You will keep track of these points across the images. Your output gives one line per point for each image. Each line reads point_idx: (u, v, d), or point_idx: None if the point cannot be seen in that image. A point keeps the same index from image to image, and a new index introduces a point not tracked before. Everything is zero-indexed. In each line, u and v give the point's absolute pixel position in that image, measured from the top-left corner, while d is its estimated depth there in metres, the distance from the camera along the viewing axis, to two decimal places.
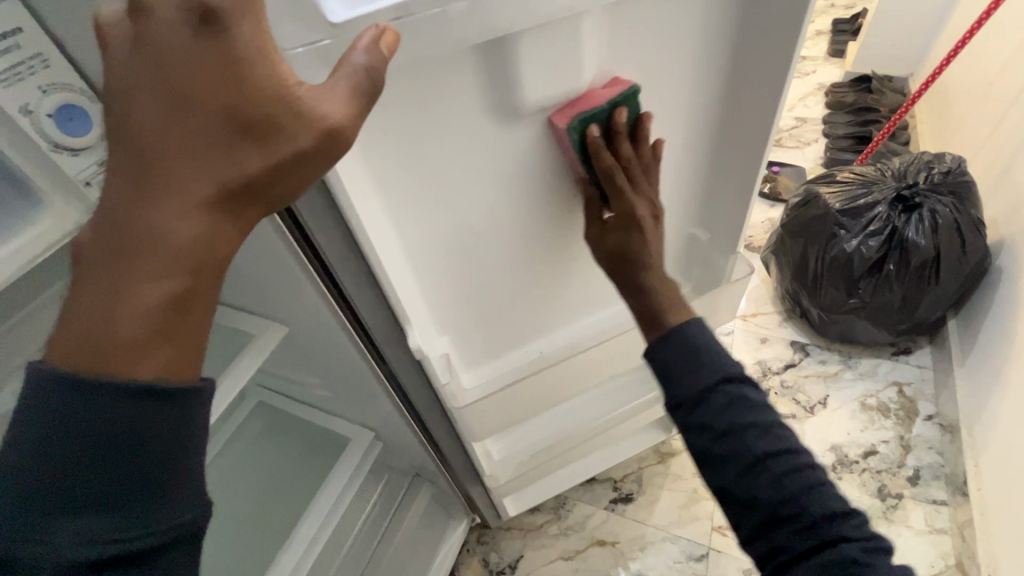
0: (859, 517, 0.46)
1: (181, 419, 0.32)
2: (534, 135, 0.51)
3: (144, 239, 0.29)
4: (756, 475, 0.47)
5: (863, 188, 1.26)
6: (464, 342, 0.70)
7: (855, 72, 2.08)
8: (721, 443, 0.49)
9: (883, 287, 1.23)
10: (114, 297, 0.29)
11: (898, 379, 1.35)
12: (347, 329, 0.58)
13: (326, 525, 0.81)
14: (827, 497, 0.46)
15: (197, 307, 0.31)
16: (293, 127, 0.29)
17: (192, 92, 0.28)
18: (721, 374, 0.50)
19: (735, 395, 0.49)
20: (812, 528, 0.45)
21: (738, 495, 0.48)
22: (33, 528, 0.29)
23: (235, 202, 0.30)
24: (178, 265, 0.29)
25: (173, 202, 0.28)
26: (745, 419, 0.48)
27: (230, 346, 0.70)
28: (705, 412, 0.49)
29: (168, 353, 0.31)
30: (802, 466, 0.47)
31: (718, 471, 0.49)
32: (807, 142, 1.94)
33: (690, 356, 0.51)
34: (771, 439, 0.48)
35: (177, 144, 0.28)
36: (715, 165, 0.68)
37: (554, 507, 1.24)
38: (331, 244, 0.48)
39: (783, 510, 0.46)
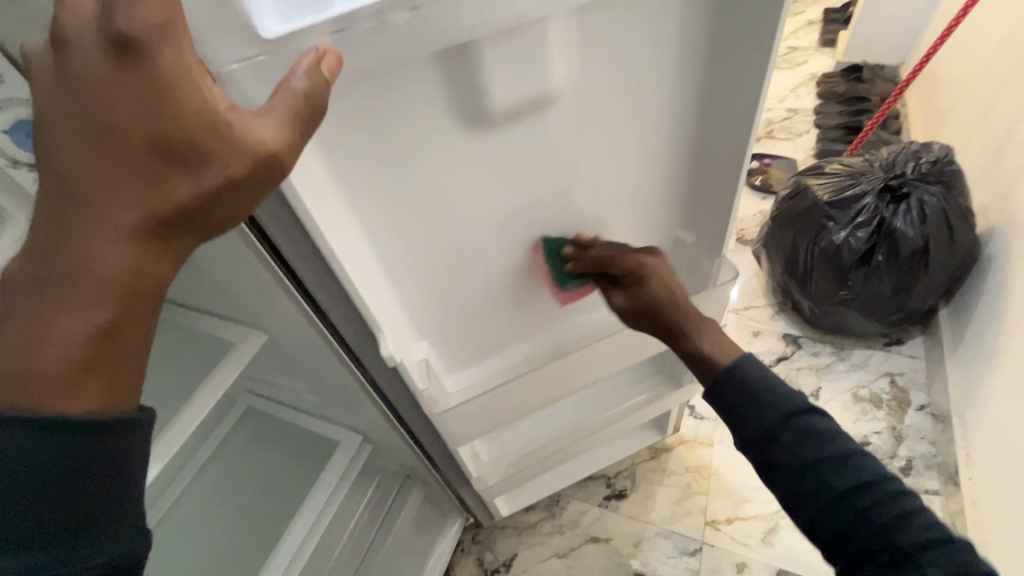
0: (959, 545, 0.45)
1: (112, 451, 0.33)
2: (497, 144, 0.51)
3: (75, 270, 0.30)
4: (836, 511, 0.48)
5: (851, 179, 1.25)
6: (443, 346, 0.70)
7: (847, 61, 2.06)
8: (796, 482, 0.50)
9: (871, 278, 1.23)
10: (45, 328, 0.30)
11: (891, 370, 1.35)
12: (323, 335, 0.58)
13: (314, 531, 0.80)
14: (913, 526, 0.46)
15: (128, 336, 0.32)
16: (220, 155, 0.29)
17: (116, 123, 0.28)
18: (785, 409, 0.51)
19: (803, 431, 0.50)
20: (899, 558, 0.46)
21: (821, 532, 0.49)
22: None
23: (164, 230, 0.31)
24: (109, 296, 0.30)
25: (100, 232, 0.29)
26: (815, 454, 0.49)
27: (211, 354, 0.70)
28: (776, 452, 0.51)
29: (102, 382, 0.32)
30: (884, 496, 0.47)
31: (797, 510, 0.51)
32: (798, 133, 1.94)
33: (755, 395, 0.53)
34: (849, 472, 0.48)
35: (104, 175, 0.29)
36: (697, 164, 0.67)
37: (548, 505, 1.24)
38: (295, 251, 0.48)
39: (867, 542, 0.47)
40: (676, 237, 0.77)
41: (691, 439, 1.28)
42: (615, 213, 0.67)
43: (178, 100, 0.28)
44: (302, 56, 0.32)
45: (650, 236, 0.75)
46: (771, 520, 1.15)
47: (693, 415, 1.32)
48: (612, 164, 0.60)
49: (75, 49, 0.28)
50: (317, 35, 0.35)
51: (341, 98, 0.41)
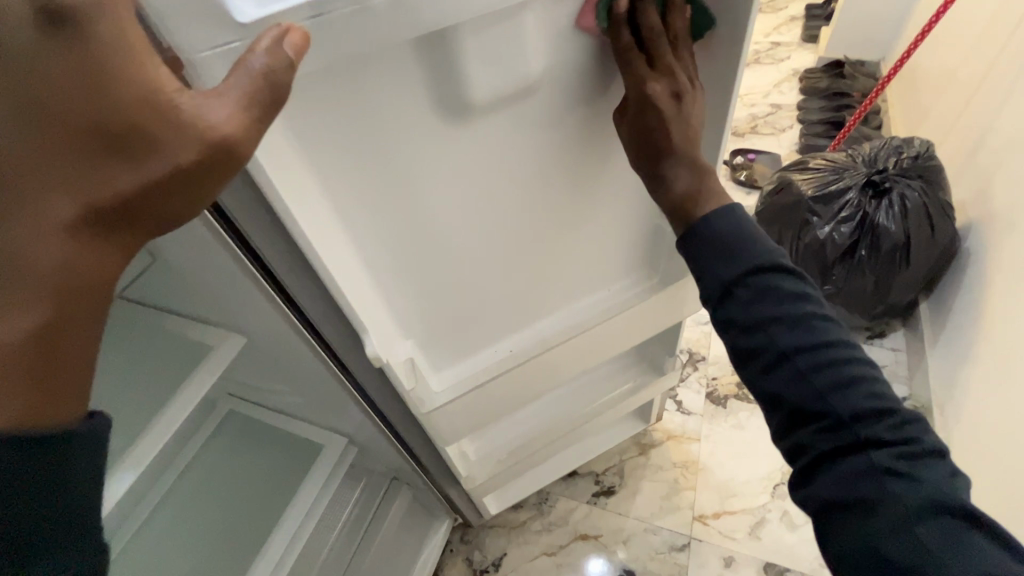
0: (899, 418, 0.45)
1: (60, 461, 0.32)
2: (480, 139, 0.49)
3: (10, 268, 0.28)
4: (782, 370, 0.47)
5: (834, 174, 1.27)
6: (429, 345, 0.69)
7: (829, 58, 2.08)
8: (746, 338, 0.49)
9: (855, 272, 1.24)
10: None
11: None
12: (304, 337, 0.56)
13: (298, 536, 0.78)
14: (858, 395, 0.45)
15: (73, 338, 0.30)
16: (167, 141, 0.28)
17: (50, 105, 0.26)
18: (749, 262, 0.48)
19: (766, 286, 0.48)
20: (838, 425, 0.45)
21: (763, 389, 0.49)
22: None
23: (108, 222, 0.29)
24: (46, 293, 0.28)
25: (35, 224, 0.27)
26: (771, 312, 0.47)
27: (185, 357, 0.68)
28: (729, 308, 0.49)
29: (42, 388, 0.30)
30: (832, 361, 0.46)
31: (744, 366, 0.50)
32: (782, 129, 1.95)
33: (723, 245, 0.50)
34: (800, 333, 0.47)
35: (35, 160, 0.26)
36: None
37: (537, 503, 1.24)
38: (274, 252, 0.47)
39: (808, 402, 0.46)
40: (662, 232, 0.76)
41: (678, 434, 1.29)
42: (599, 205, 0.66)
43: (119, 83, 0.27)
44: (266, 33, 0.30)
45: (630, 227, 0.73)
46: (758, 513, 1.16)
47: (680, 410, 1.32)
48: (595, 156, 0.59)
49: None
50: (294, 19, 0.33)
51: (320, 90, 0.39)
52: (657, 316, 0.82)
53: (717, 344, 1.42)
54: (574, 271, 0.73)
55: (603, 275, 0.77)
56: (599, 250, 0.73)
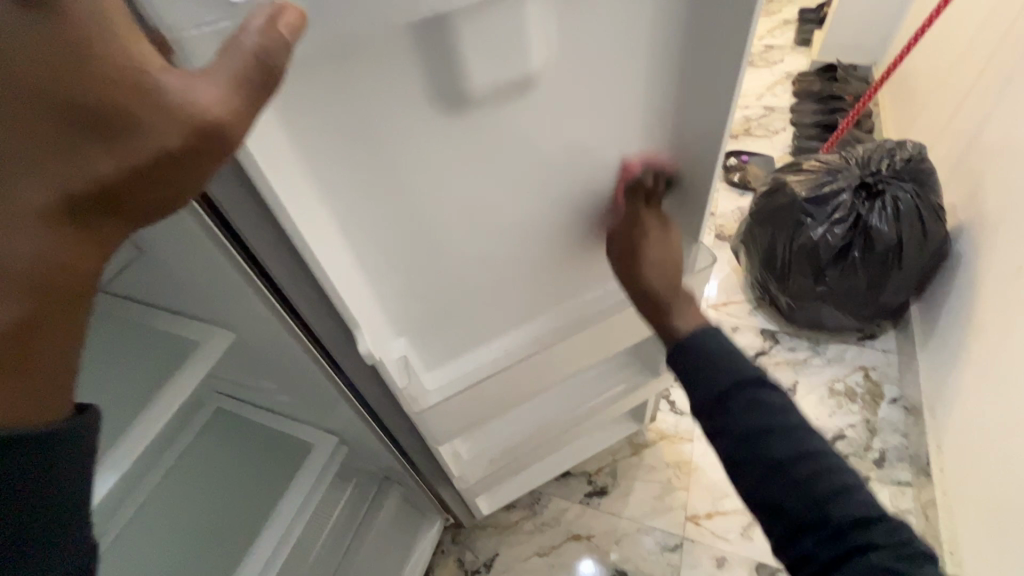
0: (891, 523, 0.46)
1: (45, 467, 0.31)
2: (478, 131, 0.48)
3: None
4: (779, 481, 0.48)
5: (827, 176, 1.27)
6: (422, 342, 0.68)
7: (821, 61, 2.09)
8: (740, 451, 0.50)
9: (847, 274, 1.24)
10: None
11: (864, 364, 1.37)
12: (294, 334, 0.55)
13: (287, 537, 0.77)
14: (851, 502, 0.46)
15: (53, 329, 0.29)
16: (150, 123, 0.27)
17: (28, 82, 0.25)
18: (737, 378, 0.51)
19: (752, 400, 0.50)
20: (837, 535, 0.46)
21: (760, 501, 0.49)
22: None
23: (88, 210, 0.28)
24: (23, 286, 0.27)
25: (11, 211, 0.26)
26: (761, 423, 0.49)
27: (174, 352, 0.66)
28: (721, 419, 0.51)
29: (21, 380, 0.29)
30: (824, 470, 0.47)
31: (739, 477, 0.51)
32: (775, 131, 1.96)
33: (709, 361, 0.53)
34: (792, 443, 0.48)
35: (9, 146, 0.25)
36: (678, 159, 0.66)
37: (530, 503, 1.23)
38: (263, 244, 0.46)
39: (805, 513, 0.47)
40: None
41: (671, 434, 1.29)
42: (597, 201, 0.65)
43: (100, 59, 0.26)
44: (257, 13, 0.30)
45: None
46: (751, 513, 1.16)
47: (673, 411, 1.32)
48: (592, 152, 0.59)
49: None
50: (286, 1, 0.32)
51: (312, 79, 0.38)
52: None
53: None
54: (573, 269, 0.73)
55: (599, 274, 0.77)
56: (596, 248, 0.72)
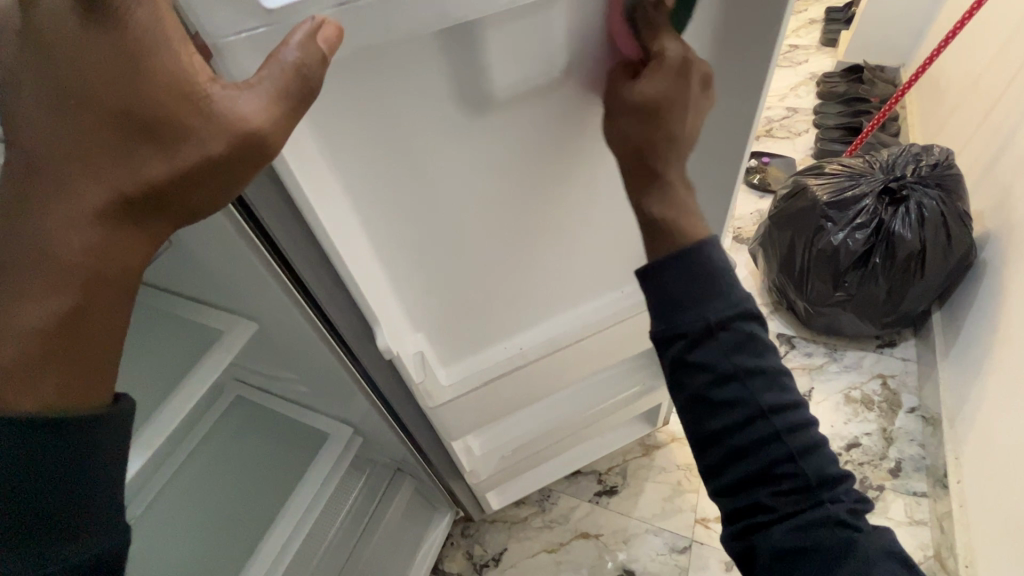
0: (845, 480, 0.48)
1: (86, 442, 0.33)
2: (500, 134, 0.49)
3: (39, 252, 0.29)
4: (755, 427, 0.46)
5: (850, 180, 1.25)
6: (439, 339, 0.69)
7: (847, 62, 2.06)
8: (722, 389, 0.47)
9: (867, 280, 1.23)
10: (7, 309, 0.29)
11: (883, 371, 1.35)
12: (315, 326, 0.56)
13: (303, 524, 0.79)
14: (819, 457, 0.47)
15: (98, 323, 0.31)
16: (188, 132, 0.28)
17: (88, 94, 0.27)
18: (736, 309, 0.47)
19: (745, 337, 0.47)
20: (803, 486, 0.46)
21: (731, 442, 0.47)
22: None
23: (137, 213, 0.30)
24: (77, 277, 0.30)
25: (69, 210, 0.29)
26: (751, 365, 0.46)
27: (201, 340, 0.69)
28: (710, 353, 0.46)
29: (63, 368, 0.31)
30: (798, 424, 0.47)
31: (712, 416, 0.48)
32: (797, 133, 1.93)
33: (705, 283, 0.47)
34: (775, 392, 0.47)
35: (72, 149, 0.28)
36: (698, 162, 0.66)
37: (539, 500, 1.24)
38: (291, 240, 0.47)
39: (776, 462, 0.46)
40: None
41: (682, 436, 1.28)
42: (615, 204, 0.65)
43: (150, 69, 0.27)
44: (300, 26, 0.30)
45: None
46: None
47: None
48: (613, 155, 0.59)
49: (42, 14, 0.27)
50: (320, 7, 0.33)
51: (344, 82, 0.39)
52: None
53: None
54: (590, 271, 0.73)
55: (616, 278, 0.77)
56: (613, 249, 0.72)
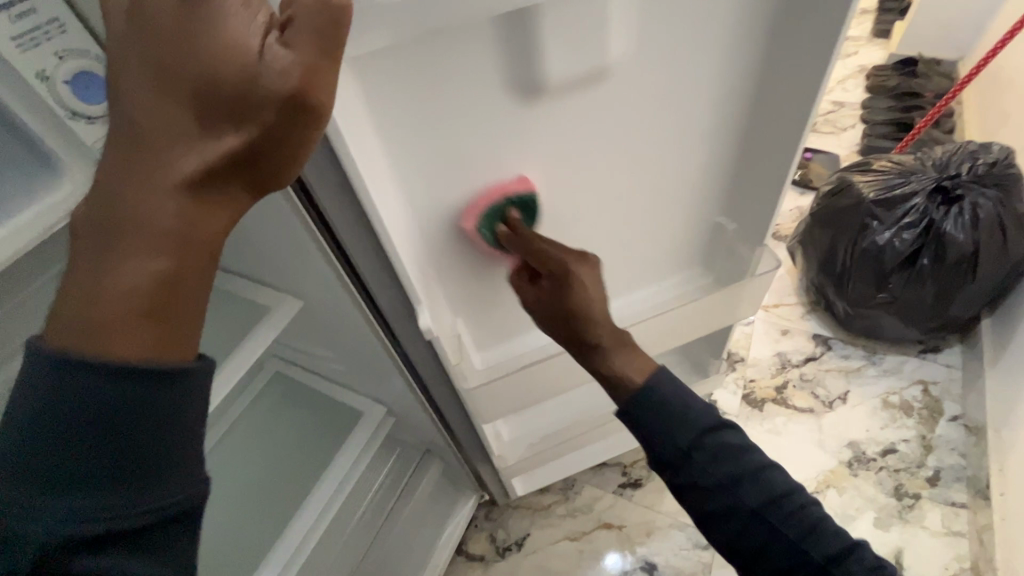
0: (858, 548, 0.49)
1: (172, 401, 0.32)
2: (548, 121, 0.50)
3: (132, 220, 0.29)
4: (755, 526, 0.49)
5: (899, 177, 1.21)
6: (475, 324, 0.70)
7: (900, 55, 1.97)
8: (715, 501, 0.50)
9: (914, 282, 1.18)
10: (101, 277, 0.29)
11: (924, 377, 1.31)
12: (359, 306, 0.58)
13: (336, 498, 0.82)
14: (823, 535, 0.49)
15: (183, 287, 0.31)
16: (266, 89, 0.28)
17: (181, 64, 0.29)
18: (700, 428, 0.50)
19: (716, 449, 0.50)
20: (813, 569, 0.48)
21: (741, 543, 0.50)
22: (34, 499, 0.29)
23: (220, 177, 0.30)
24: (169, 243, 0.29)
25: (161, 176, 0.29)
26: (733, 474, 0.50)
27: (248, 315, 0.71)
28: (690, 472, 0.50)
29: (155, 330, 0.30)
30: (798, 511, 0.49)
31: (717, 526, 0.51)
32: (842, 128, 1.87)
33: (666, 416, 0.51)
34: (765, 487, 0.49)
35: (167, 119, 0.29)
36: (745, 154, 0.65)
37: (563, 488, 1.25)
38: (343, 221, 0.49)
39: (785, 553, 0.49)
40: (720, 230, 0.74)
41: None
42: (655, 194, 0.65)
43: (237, 33, 0.28)
44: None
45: (689, 223, 0.72)
46: None
47: None
48: (658, 145, 0.59)
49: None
50: None
51: (401, 66, 0.40)
52: (711, 312, 0.78)
53: (758, 346, 1.39)
54: (625, 261, 0.73)
55: (653, 271, 0.77)
56: (649, 241, 0.72)
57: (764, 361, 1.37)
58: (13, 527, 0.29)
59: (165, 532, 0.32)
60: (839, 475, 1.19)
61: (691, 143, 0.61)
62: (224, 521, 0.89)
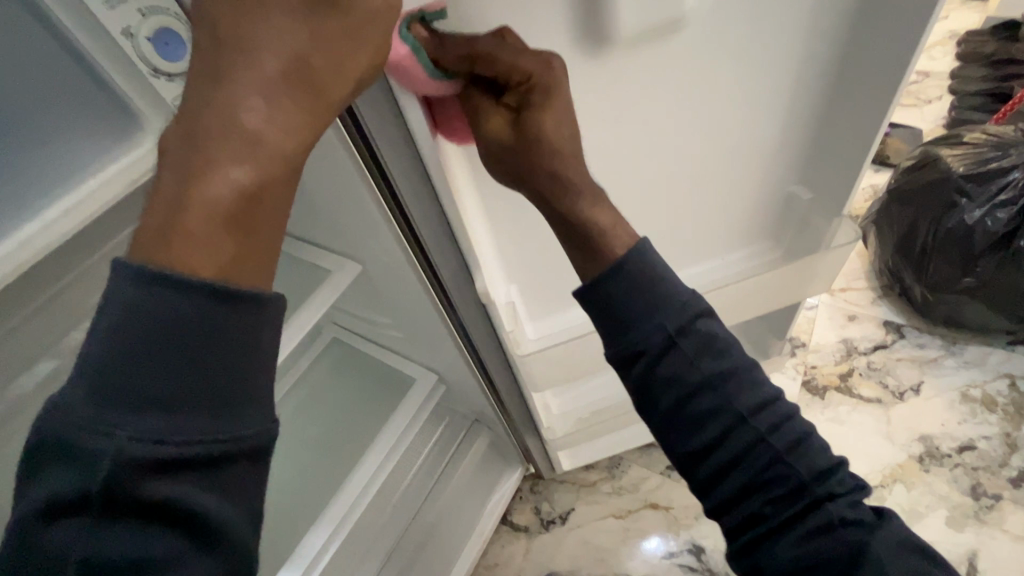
0: (839, 468, 0.46)
1: (250, 326, 0.32)
2: (613, 75, 0.50)
3: (224, 130, 0.32)
4: (739, 435, 0.45)
5: (996, 151, 1.09)
6: (528, 290, 0.71)
7: (999, 18, 1.78)
8: (697, 401, 0.45)
9: (1008, 266, 1.08)
10: (194, 188, 0.31)
11: (1012, 372, 1.20)
12: (416, 270, 0.59)
13: (389, 458, 0.84)
14: (810, 449, 0.45)
15: (267, 200, 0.33)
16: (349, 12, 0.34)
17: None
18: (690, 315, 0.46)
19: (705, 342, 0.46)
20: (798, 486, 0.44)
21: (717, 454, 0.45)
22: (108, 416, 0.29)
23: (296, 92, 0.34)
24: (257, 153, 0.32)
25: (253, 86, 0.33)
26: (719, 369, 0.46)
27: (311, 280, 0.74)
28: (677, 365, 0.45)
29: (240, 243, 0.32)
30: (783, 422, 0.46)
31: (692, 432, 0.46)
32: (927, 100, 1.71)
33: (650, 296, 0.46)
34: (750, 392, 0.46)
35: (251, 35, 0.33)
36: (826, 120, 0.60)
37: (609, 466, 1.24)
38: (407, 182, 0.50)
39: (768, 468, 0.44)
40: (793, 201, 0.69)
41: None
42: (720, 160, 0.62)
43: None
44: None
45: (759, 194, 0.68)
46: None
47: None
48: (729, 105, 0.56)
49: None
50: None
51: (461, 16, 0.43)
52: (780, 289, 0.74)
53: (822, 331, 1.32)
54: (686, 232, 0.71)
55: (717, 244, 0.74)
56: (714, 209, 0.69)
57: (828, 347, 1.29)
58: (91, 443, 0.28)
59: (234, 468, 0.32)
60: (908, 469, 1.12)
61: (766, 100, 0.57)
62: (282, 476, 0.94)
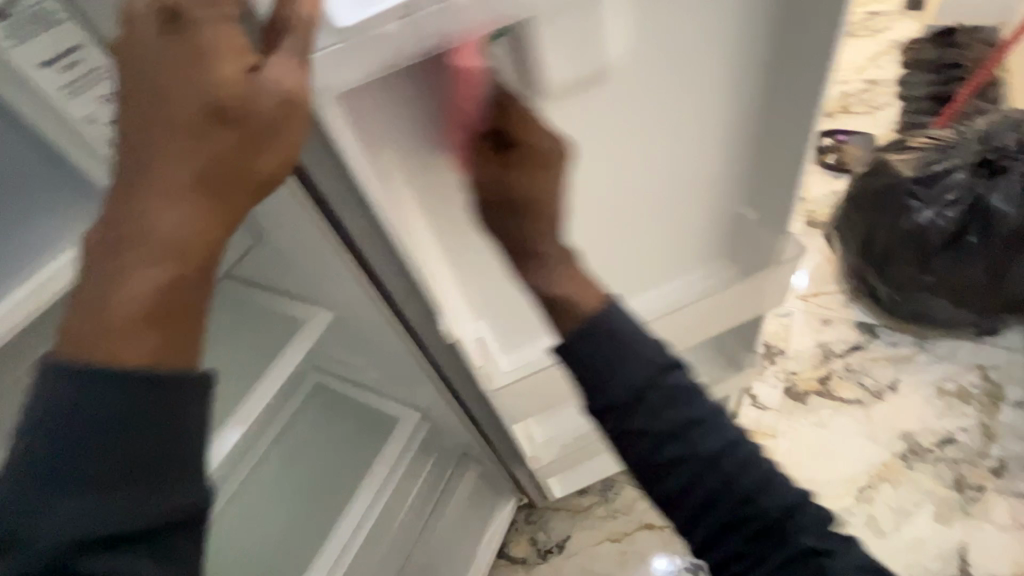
0: (807, 504, 0.48)
1: (175, 405, 0.34)
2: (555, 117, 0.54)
3: (137, 233, 0.33)
4: (705, 479, 0.47)
5: (938, 154, 1.15)
6: (499, 324, 0.74)
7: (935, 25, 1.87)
8: (665, 450, 0.47)
9: (961, 261, 1.13)
10: (114, 289, 0.33)
11: (982, 363, 1.24)
12: (387, 315, 0.61)
13: (377, 502, 0.85)
14: (777, 488, 0.47)
15: (182, 294, 0.34)
16: (253, 113, 0.34)
17: (169, 88, 0.34)
18: (652, 369, 0.48)
19: (668, 391, 0.48)
20: (766, 526, 0.46)
21: (689, 500, 0.47)
22: (40, 501, 0.31)
23: (204, 191, 0.34)
24: (168, 253, 0.34)
25: (162, 189, 0.34)
26: (685, 416, 0.47)
27: (283, 331, 0.75)
28: (642, 416, 0.47)
29: (158, 338, 0.34)
30: (749, 463, 0.48)
31: (662, 479, 0.48)
32: (878, 106, 1.78)
33: (613, 354, 0.49)
34: (716, 435, 0.48)
35: (158, 139, 0.34)
36: (761, 144, 0.64)
37: (602, 489, 1.23)
38: (365, 235, 0.52)
39: (736, 509, 0.46)
40: (743, 221, 0.73)
41: (755, 431, 1.22)
42: (664, 190, 0.65)
43: (208, 66, 0.33)
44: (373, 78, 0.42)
45: (710, 216, 0.72)
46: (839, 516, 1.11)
47: (755, 405, 1.25)
48: (665, 139, 0.60)
49: (134, 29, 0.34)
50: (387, 22, 0.38)
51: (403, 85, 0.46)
52: (734, 304, 0.79)
53: (799, 338, 1.33)
54: (645, 257, 0.74)
55: (677, 266, 0.77)
56: (669, 235, 0.72)
57: (805, 353, 1.30)
58: (24, 530, 0.30)
59: (174, 536, 0.34)
60: (893, 468, 1.14)
61: (699, 133, 0.61)
62: (270, 530, 0.93)
